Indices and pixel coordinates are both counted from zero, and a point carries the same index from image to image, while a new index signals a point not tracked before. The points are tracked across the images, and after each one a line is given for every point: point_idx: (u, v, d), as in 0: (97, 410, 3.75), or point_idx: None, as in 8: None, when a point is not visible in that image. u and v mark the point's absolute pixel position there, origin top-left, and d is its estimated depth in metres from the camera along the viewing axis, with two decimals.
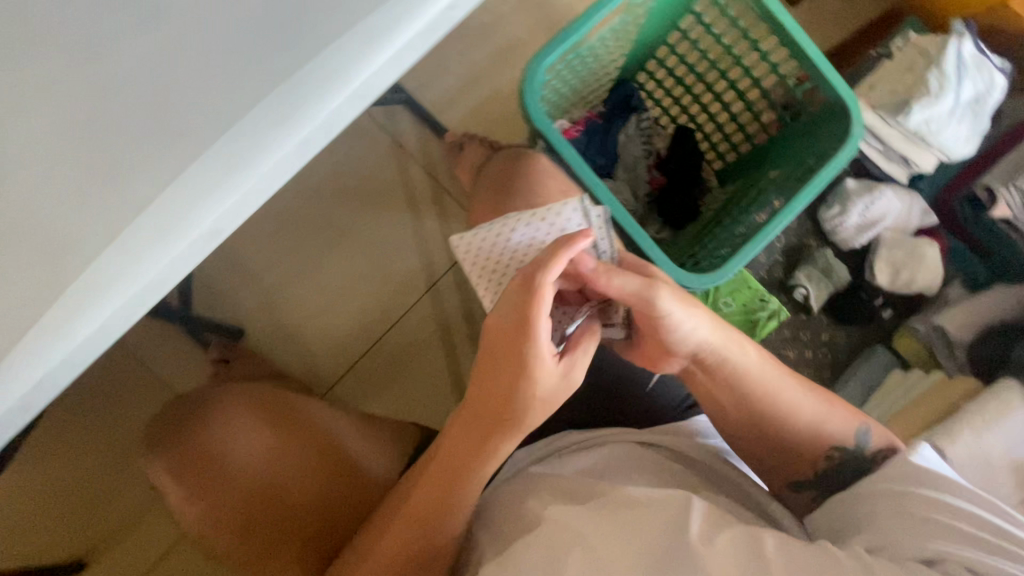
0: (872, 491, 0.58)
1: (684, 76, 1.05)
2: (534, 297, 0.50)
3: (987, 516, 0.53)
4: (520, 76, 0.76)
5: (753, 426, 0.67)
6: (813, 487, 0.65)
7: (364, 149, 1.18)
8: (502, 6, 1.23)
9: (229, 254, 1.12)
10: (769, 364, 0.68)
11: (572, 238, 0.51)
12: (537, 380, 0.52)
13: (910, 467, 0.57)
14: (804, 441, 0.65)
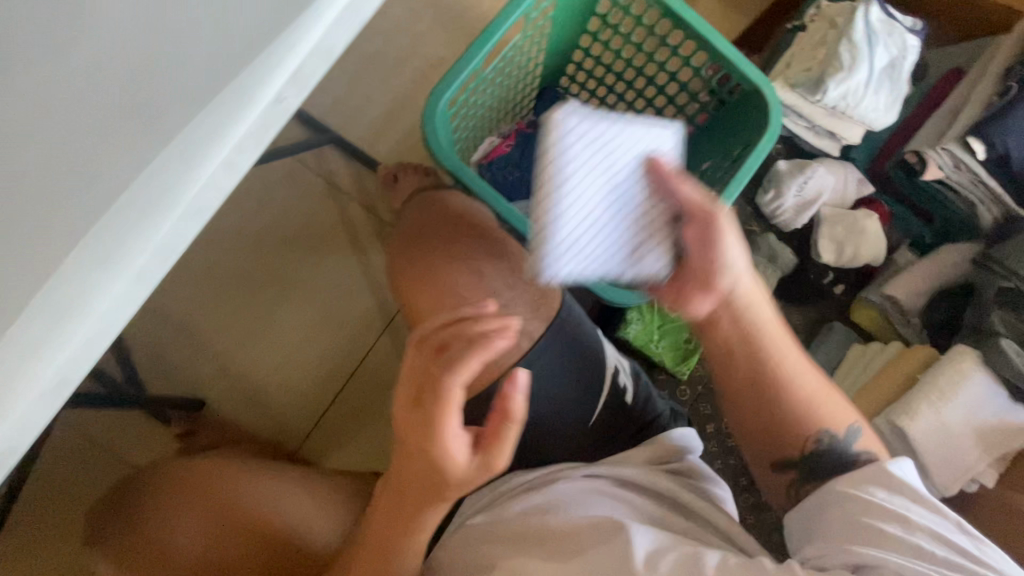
0: (840, 490, 0.58)
1: (603, 77, 1.03)
2: (435, 392, 0.44)
3: (945, 530, 0.53)
4: (419, 116, 0.72)
5: (755, 392, 0.65)
6: (796, 471, 0.63)
7: (298, 195, 1.15)
8: (416, 26, 1.20)
9: (177, 324, 1.10)
10: (789, 341, 0.66)
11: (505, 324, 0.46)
12: (445, 463, 0.45)
13: (883, 475, 0.57)
14: (799, 417, 0.63)
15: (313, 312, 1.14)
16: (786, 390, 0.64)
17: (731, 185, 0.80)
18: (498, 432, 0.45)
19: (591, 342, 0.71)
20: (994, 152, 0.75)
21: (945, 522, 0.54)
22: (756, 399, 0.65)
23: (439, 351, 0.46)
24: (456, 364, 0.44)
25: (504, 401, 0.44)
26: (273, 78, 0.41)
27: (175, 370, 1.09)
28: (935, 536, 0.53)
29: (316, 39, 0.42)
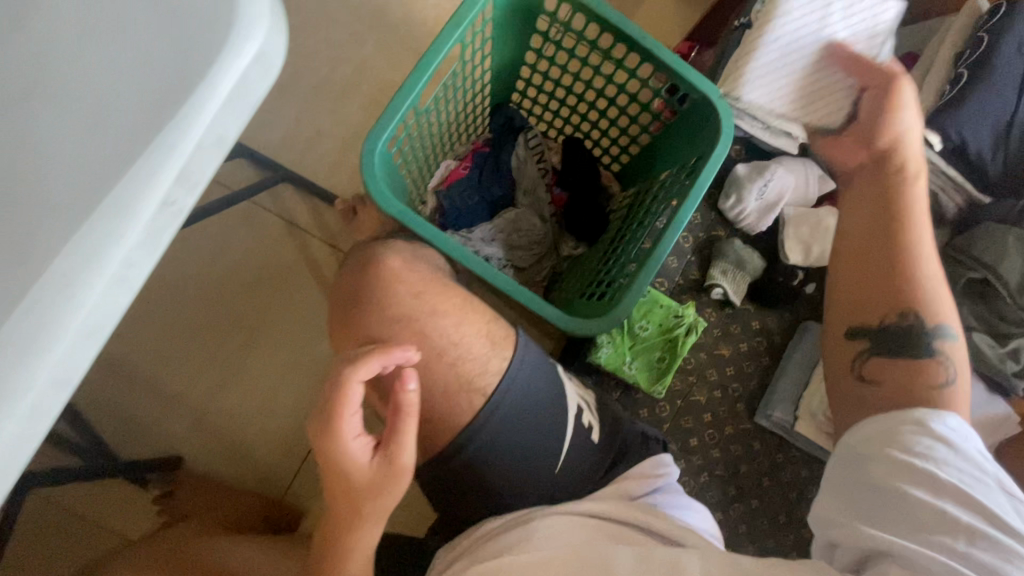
0: (886, 416, 0.59)
1: (554, 92, 1.01)
2: (337, 389, 0.53)
3: (979, 496, 0.52)
4: (357, 165, 0.68)
5: (883, 254, 0.67)
6: (868, 341, 0.66)
7: (258, 237, 1.12)
8: (362, 52, 1.18)
9: (145, 382, 1.07)
10: (925, 229, 0.67)
11: (387, 347, 0.54)
12: (347, 466, 0.54)
13: (924, 431, 0.56)
14: (907, 292, 0.64)
15: (283, 357, 1.11)
16: (908, 266, 0.65)
17: (689, 199, 0.77)
18: (394, 434, 0.54)
19: (556, 386, 0.65)
20: (950, 142, 0.72)
21: (983, 485, 0.53)
22: (880, 260, 0.67)
23: (348, 357, 0.55)
24: (355, 366, 0.52)
25: (399, 394, 0.53)
26: (163, 177, 0.33)
27: (147, 430, 1.06)
28: (968, 503, 0.52)
29: (198, 133, 0.34)
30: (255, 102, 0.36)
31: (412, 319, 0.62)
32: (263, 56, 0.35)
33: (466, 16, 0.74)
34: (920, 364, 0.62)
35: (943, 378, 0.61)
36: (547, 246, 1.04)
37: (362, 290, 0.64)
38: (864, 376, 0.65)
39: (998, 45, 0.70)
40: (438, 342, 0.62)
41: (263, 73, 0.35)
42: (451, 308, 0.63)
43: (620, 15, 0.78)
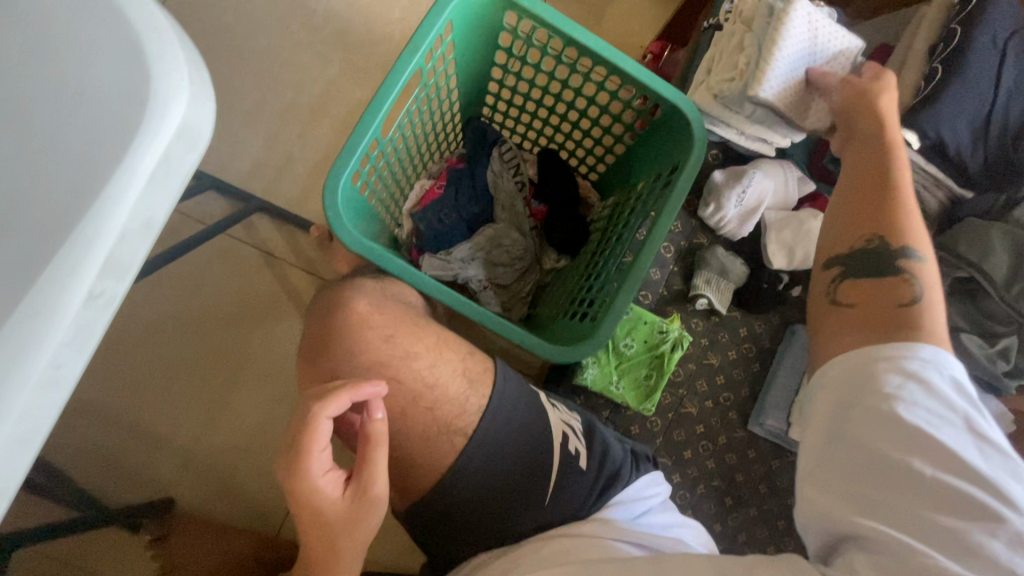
0: (860, 349, 0.52)
1: (525, 105, 0.98)
2: (304, 427, 0.51)
3: (956, 450, 0.45)
4: (320, 204, 0.65)
5: (861, 182, 0.62)
6: (842, 266, 0.59)
7: (235, 269, 1.10)
8: (328, 72, 1.15)
9: (131, 425, 1.05)
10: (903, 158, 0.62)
11: (358, 382, 0.53)
12: (320, 508, 0.52)
13: (900, 369, 0.48)
14: (878, 216, 0.59)
15: (268, 389, 1.08)
16: (888, 192, 0.60)
17: (665, 212, 0.75)
18: (366, 470, 0.52)
19: (535, 417, 0.62)
20: (928, 140, 0.68)
21: (961, 434, 0.46)
22: (858, 186, 0.62)
23: (313, 393, 0.53)
24: (326, 400, 0.51)
25: (369, 424, 0.52)
26: (84, 273, 0.31)
27: (134, 473, 1.05)
28: (945, 462, 0.45)
29: (122, 220, 0.32)
30: (183, 178, 0.34)
31: (384, 364, 0.61)
32: (187, 133, 0.33)
33: (422, 41, 0.70)
34: (892, 285, 0.55)
35: (914, 297, 0.53)
36: (530, 260, 1.01)
37: (327, 337, 0.63)
38: (837, 302, 0.57)
39: (971, 38, 0.67)
40: (414, 385, 0.61)
41: (189, 146, 0.33)
42: (423, 348, 0.62)
43: (584, 29, 0.75)
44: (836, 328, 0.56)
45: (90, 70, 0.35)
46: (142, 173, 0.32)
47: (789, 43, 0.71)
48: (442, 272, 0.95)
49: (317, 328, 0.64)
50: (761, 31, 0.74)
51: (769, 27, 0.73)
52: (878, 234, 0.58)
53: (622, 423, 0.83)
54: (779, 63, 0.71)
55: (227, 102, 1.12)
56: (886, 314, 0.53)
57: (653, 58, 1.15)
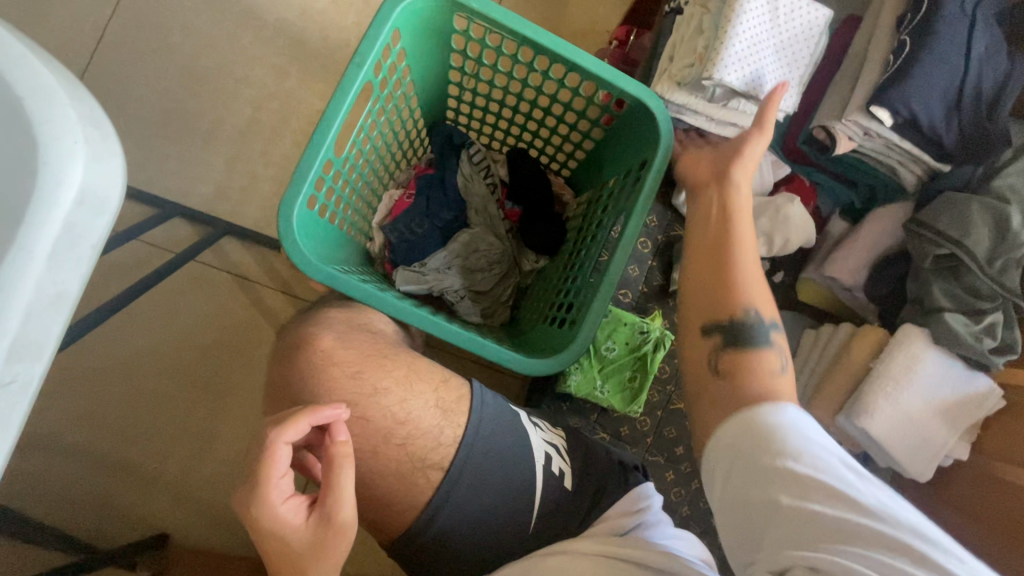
0: (747, 419, 0.53)
1: (488, 106, 0.95)
2: (264, 455, 0.50)
3: (843, 486, 0.47)
4: (276, 233, 0.63)
5: (716, 256, 0.63)
6: (721, 335, 0.60)
7: (209, 297, 1.07)
8: (286, 85, 1.11)
9: (118, 464, 1.04)
10: (750, 226, 0.64)
11: (316, 405, 0.53)
12: (284, 537, 0.50)
13: (776, 423, 0.51)
14: (738, 287, 0.61)
15: (254, 418, 1.06)
16: (746, 266, 0.62)
17: (635, 209, 0.73)
18: (328, 493, 0.51)
19: (514, 438, 0.61)
20: (901, 117, 0.66)
21: (844, 472, 0.48)
22: (723, 257, 0.63)
23: (273, 420, 0.52)
24: (282, 426, 0.50)
25: (331, 447, 0.51)
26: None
27: (127, 513, 1.03)
28: (838, 501, 0.46)
29: (32, 296, 0.33)
30: (93, 248, 0.35)
31: (352, 402, 0.60)
32: (90, 203, 0.34)
33: (368, 51, 0.67)
34: (759, 353, 0.58)
35: (779, 367, 0.58)
36: (508, 262, 0.99)
37: (293, 379, 0.60)
38: (718, 373, 0.59)
39: (939, 8, 0.64)
40: (384, 423, 0.60)
41: (94, 214, 0.35)
42: (391, 383, 0.61)
43: (537, 28, 0.72)
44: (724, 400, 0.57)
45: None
46: (39, 256, 0.33)
47: (743, 23, 0.70)
48: (416, 285, 0.91)
49: (282, 370, 0.62)
50: (716, 17, 0.74)
51: (723, 13, 0.72)
52: (749, 308, 0.60)
53: (610, 425, 0.83)
54: (736, 41, 0.70)
55: (185, 124, 1.09)
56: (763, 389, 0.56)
57: (620, 44, 1.10)
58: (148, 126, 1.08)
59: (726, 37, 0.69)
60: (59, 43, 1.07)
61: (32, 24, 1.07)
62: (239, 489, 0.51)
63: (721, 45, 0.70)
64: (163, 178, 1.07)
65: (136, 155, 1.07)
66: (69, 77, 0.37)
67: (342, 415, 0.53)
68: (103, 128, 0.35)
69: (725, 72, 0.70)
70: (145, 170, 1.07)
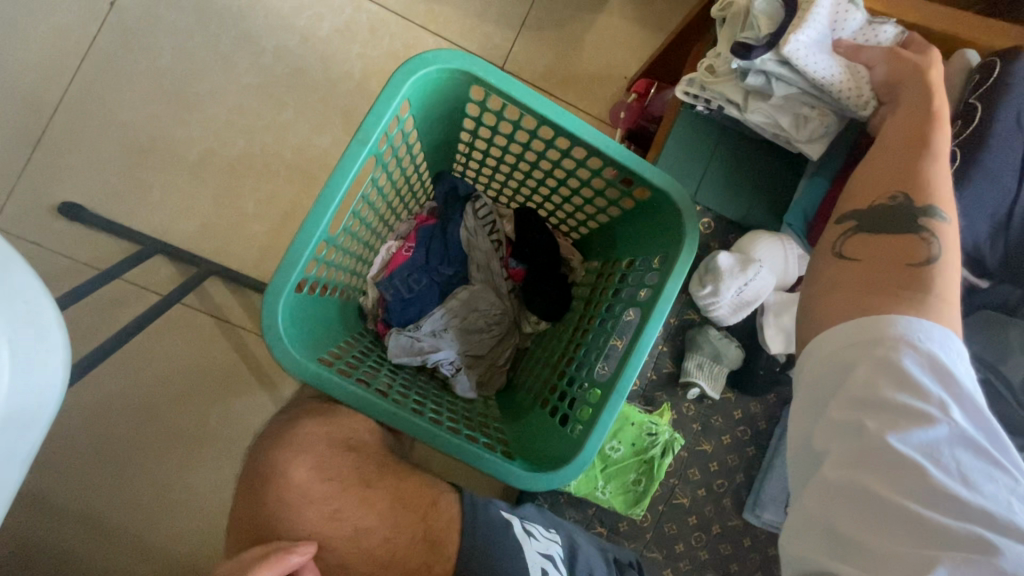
0: (850, 322, 0.46)
1: (499, 162, 0.89)
2: None
3: (915, 453, 0.40)
4: (258, 321, 0.56)
5: (878, 158, 0.58)
6: (855, 221, 0.54)
7: (188, 338, 1.01)
8: (282, 117, 1.04)
9: (78, 513, 0.97)
10: (918, 149, 0.56)
11: (277, 556, 0.45)
12: None
13: (867, 366, 0.44)
14: (889, 176, 0.55)
15: (228, 471, 1.00)
16: (901, 161, 0.56)
17: (655, 305, 0.67)
18: None
19: (500, 564, 0.55)
20: None
21: (928, 431, 0.40)
22: (884, 161, 0.57)
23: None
24: None
25: None
26: None
27: (87, 567, 0.96)
28: (901, 469, 0.40)
29: None
30: (25, 454, 0.42)
31: (327, 548, 0.53)
32: (28, 418, 0.41)
33: (373, 127, 0.60)
34: (907, 240, 0.50)
35: (927, 258, 0.48)
36: (508, 325, 0.93)
37: (259, 518, 0.54)
38: (843, 255, 0.53)
39: (993, 123, 0.61)
40: (366, 568, 0.54)
41: (27, 428, 0.41)
42: (375, 521, 0.55)
43: (558, 104, 0.66)
44: (852, 277, 0.50)
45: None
46: None
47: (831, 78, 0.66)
48: (410, 356, 0.85)
49: (246, 500, 0.55)
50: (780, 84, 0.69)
51: (797, 80, 0.68)
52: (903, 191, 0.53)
53: (608, 519, 0.79)
54: (847, 83, 0.66)
55: (170, 154, 1.01)
56: (902, 278, 0.47)
57: (639, 97, 1.06)
58: (130, 154, 1.00)
59: (841, 95, 0.67)
60: (37, 61, 0.99)
61: (10, 37, 0.99)
62: None
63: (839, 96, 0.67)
64: (144, 212, 1.00)
65: (116, 185, 1.00)
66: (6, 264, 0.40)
67: (310, 552, 0.48)
68: (45, 335, 0.41)
69: (870, 89, 0.66)
70: (125, 202, 0.99)
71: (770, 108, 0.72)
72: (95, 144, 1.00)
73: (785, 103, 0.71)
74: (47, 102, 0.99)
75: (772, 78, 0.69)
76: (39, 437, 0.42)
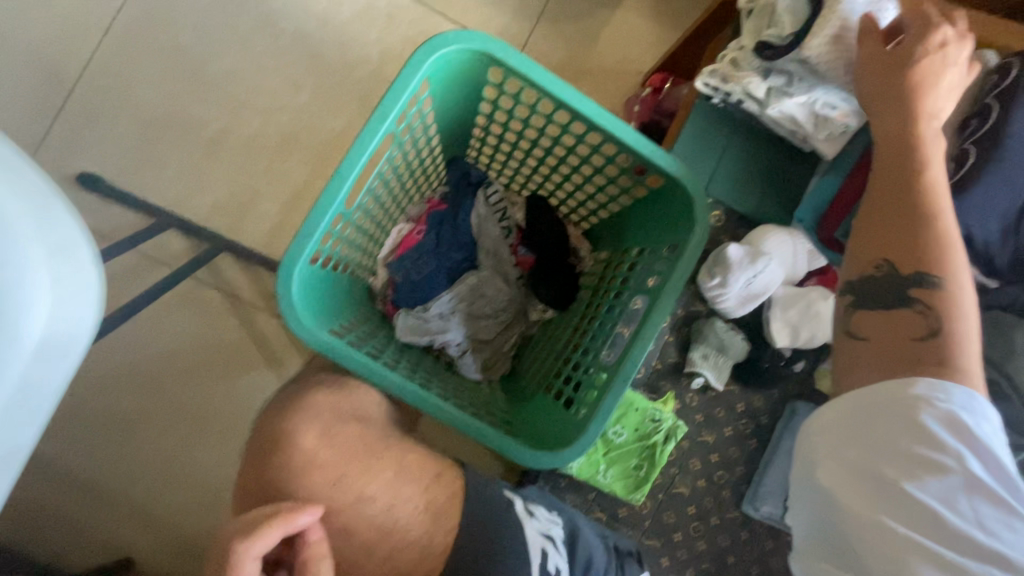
0: (871, 386, 0.49)
1: (513, 149, 0.90)
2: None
3: (934, 501, 0.44)
4: (274, 288, 0.57)
5: (874, 220, 0.55)
6: (853, 296, 0.54)
7: (197, 315, 1.02)
8: (298, 99, 1.05)
9: (83, 482, 0.98)
10: (919, 208, 0.53)
11: (286, 516, 0.46)
12: None
13: (893, 420, 0.47)
14: (881, 241, 0.54)
15: (231, 447, 1.01)
16: (893, 221, 0.54)
17: (663, 293, 0.68)
18: None
19: (501, 537, 0.56)
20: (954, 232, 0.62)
21: (945, 482, 0.44)
22: (879, 221, 0.55)
23: (236, 531, 0.46)
24: (251, 542, 0.44)
25: (305, 550, 0.48)
26: None
27: (90, 535, 0.98)
28: (920, 513, 0.45)
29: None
30: (57, 383, 0.41)
31: (333, 510, 0.55)
32: (61, 347, 0.40)
33: (394, 102, 0.61)
34: (904, 314, 0.50)
35: (929, 332, 0.49)
36: (514, 311, 0.94)
37: (264, 480, 0.54)
38: (852, 333, 0.53)
39: (1009, 122, 0.62)
40: (368, 535, 0.55)
41: (60, 357, 0.40)
42: (380, 488, 0.56)
43: (577, 89, 0.66)
44: (853, 361, 0.52)
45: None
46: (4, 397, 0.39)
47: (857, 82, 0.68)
48: (418, 336, 0.86)
49: (254, 462, 0.56)
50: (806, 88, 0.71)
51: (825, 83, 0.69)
52: (890, 259, 0.52)
53: (607, 505, 0.79)
54: None
55: (187, 131, 1.02)
56: (909, 361, 0.48)
57: (654, 92, 1.08)
58: (147, 129, 1.01)
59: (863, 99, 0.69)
60: (61, 33, 1.00)
61: (35, 9, 1.00)
62: None
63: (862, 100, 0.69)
64: (159, 186, 1.01)
65: (132, 159, 1.01)
66: (39, 189, 0.39)
67: (316, 517, 0.48)
68: (79, 267, 0.40)
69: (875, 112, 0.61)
70: (141, 176, 1.01)
71: (793, 106, 0.73)
72: (113, 117, 1.01)
73: (809, 104, 0.72)
74: (68, 74, 1.00)
75: (795, 80, 0.71)
76: (73, 367, 0.42)
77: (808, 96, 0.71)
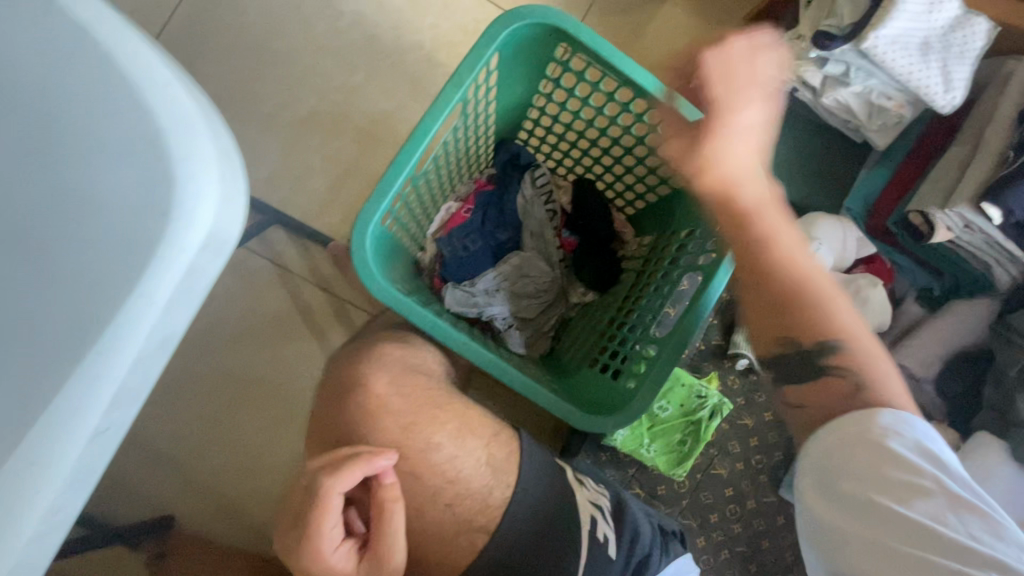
0: (826, 434, 0.50)
1: (564, 133, 0.92)
2: (316, 503, 0.48)
3: (927, 519, 0.44)
4: (349, 244, 0.60)
5: (760, 300, 0.56)
6: (775, 368, 0.56)
7: (247, 283, 1.05)
8: (353, 79, 1.08)
9: (134, 439, 1.02)
10: (797, 285, 0.55)
11: (368, 456, 0.49)
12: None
13: (867, 447, 0.47)
14: (774, 321, 0.55)
15: (274, 413, 1.04)
16: (777, 302, 0.55)
17: (716, 271, 0.69)
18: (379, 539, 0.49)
19: (559, 492, 0.58)
20: (1010, 219, 0.67)
21: (931, 498, 0.44)
22: (767, 299, 0.56)
23: (322, 465, 0.50)
24: (336, 475, 0.48)
25: (380, 491, 0.50)
26: (133, 340, 0.46)
27: (137, 492, 1.01)
28: (919, 535, 0.43)
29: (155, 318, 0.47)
30: (209, 276, 0.49)
31: (402, 455, 0.58)
32: (218, 246, 0.48)
33: (468, 72, 0.64)
34: (823, 380, 0.52)
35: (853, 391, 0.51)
36: (556, 292, 0.95)
37: (340, 424, 0.59)
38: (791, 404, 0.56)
39: None
40: (433, 480, 0.58)
41: (215, 254, 0.48)
42: (446, 438, 0.59)
43: (643, 68, 0.68)
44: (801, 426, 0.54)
45: (140, 167, 0.47)
46: (169, 283, 0.46)
47: (912, 70, 0.70)
48: (465, 308, 0.89)
49: (330, 408, 0.60)
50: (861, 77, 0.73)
51: (879, 72, 0.72)
52: (790, 335, 0.55)
53: (647, 482, 0.81)
54: (928, 75, 0.70)
55: (245, 106, 1.06)
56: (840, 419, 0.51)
57: None
58: None
59: (919, 87, 0.70)
60: (133, 9, 1.05)
61: None
62: (291, 527, 0.50)
63: (917, 88, 0.71)
64: None
65: None
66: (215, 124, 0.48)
67: (391, 462, 0.50)
68: (234, 183, 0.48)
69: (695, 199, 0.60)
70: None
71: (848, 95, 0.75)
72: None
73: (864, 93, 0.75)
74: None
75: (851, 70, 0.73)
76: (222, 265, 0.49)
77: (862, 85, 0.74)
